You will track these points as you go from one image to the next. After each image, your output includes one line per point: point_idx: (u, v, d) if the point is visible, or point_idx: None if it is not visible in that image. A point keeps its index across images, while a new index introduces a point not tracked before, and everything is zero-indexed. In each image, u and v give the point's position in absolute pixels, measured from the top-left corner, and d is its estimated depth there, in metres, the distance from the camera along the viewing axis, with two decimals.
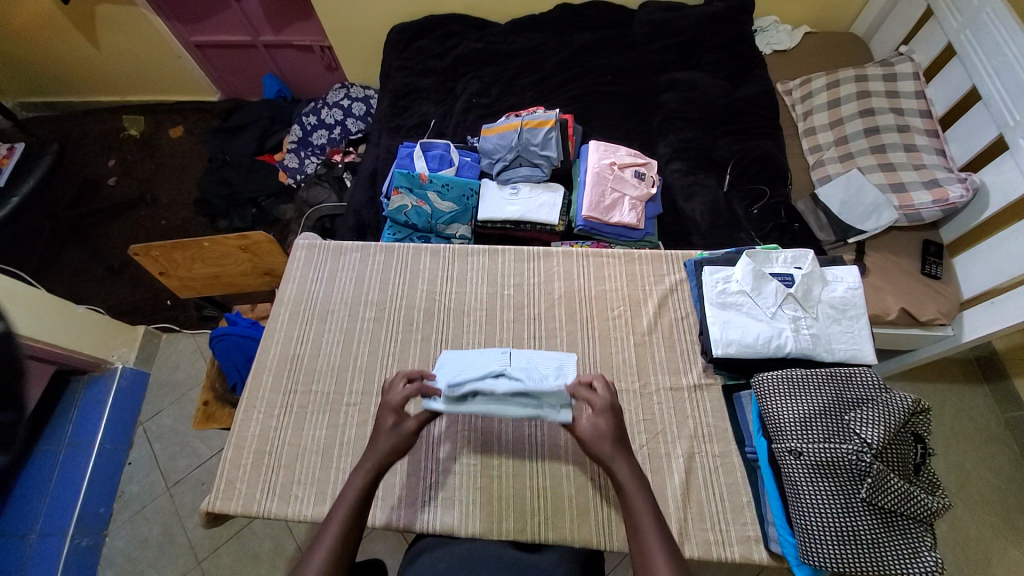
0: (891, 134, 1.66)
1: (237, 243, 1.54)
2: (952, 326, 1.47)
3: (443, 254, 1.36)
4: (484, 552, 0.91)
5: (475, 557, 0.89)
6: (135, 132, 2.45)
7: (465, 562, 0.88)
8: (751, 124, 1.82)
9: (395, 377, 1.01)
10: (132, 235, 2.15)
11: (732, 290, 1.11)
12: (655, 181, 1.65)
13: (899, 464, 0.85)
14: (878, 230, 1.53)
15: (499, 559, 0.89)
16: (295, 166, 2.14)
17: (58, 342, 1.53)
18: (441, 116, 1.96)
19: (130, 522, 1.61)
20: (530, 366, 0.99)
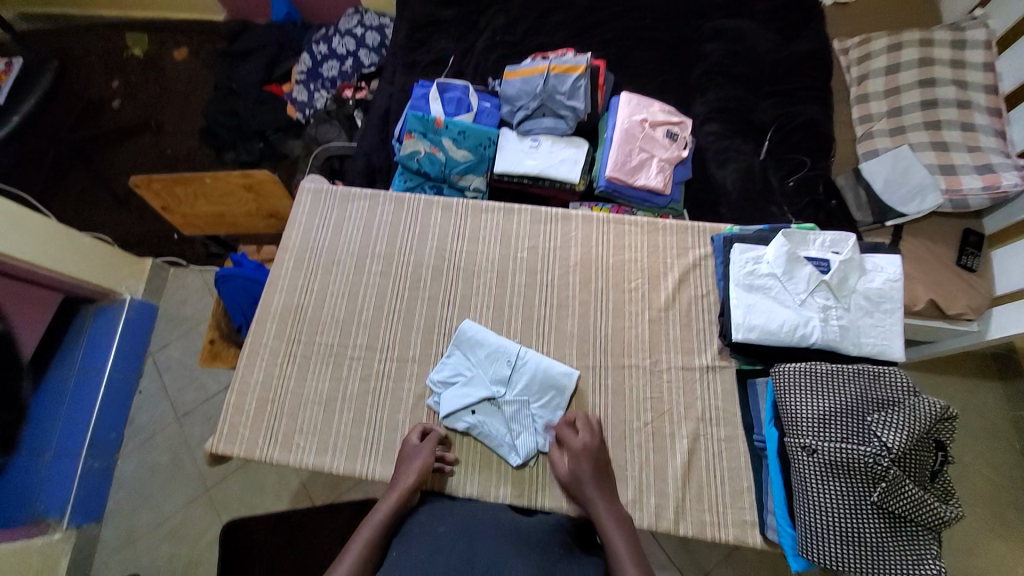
0: (949, 110, 1.50)
1: (241, 181, 1.46)
2: (978, 322, 1.39)
3: (456, 208, 1.29)
4: (482, 518, 0.91)
5: (475, 522, 0.88)
6: (138, 51, 2.30)
7: (466, 526, 0.87)
8: (800, 85, 1.66)
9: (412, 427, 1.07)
10: (137, 163, 2.08)
11: (761, 272, 1.04)
12: (687, 143, 1.54)
13: (916, 470, 0.83)
14: (921, 215, 1.42)
15: (498, 524, 0.89)
16: (304, 99, 2.00)
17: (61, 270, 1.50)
18: (461, 54, 1.81)
19: (141, 448, 1.67)
20: (516, 415, 1.07)
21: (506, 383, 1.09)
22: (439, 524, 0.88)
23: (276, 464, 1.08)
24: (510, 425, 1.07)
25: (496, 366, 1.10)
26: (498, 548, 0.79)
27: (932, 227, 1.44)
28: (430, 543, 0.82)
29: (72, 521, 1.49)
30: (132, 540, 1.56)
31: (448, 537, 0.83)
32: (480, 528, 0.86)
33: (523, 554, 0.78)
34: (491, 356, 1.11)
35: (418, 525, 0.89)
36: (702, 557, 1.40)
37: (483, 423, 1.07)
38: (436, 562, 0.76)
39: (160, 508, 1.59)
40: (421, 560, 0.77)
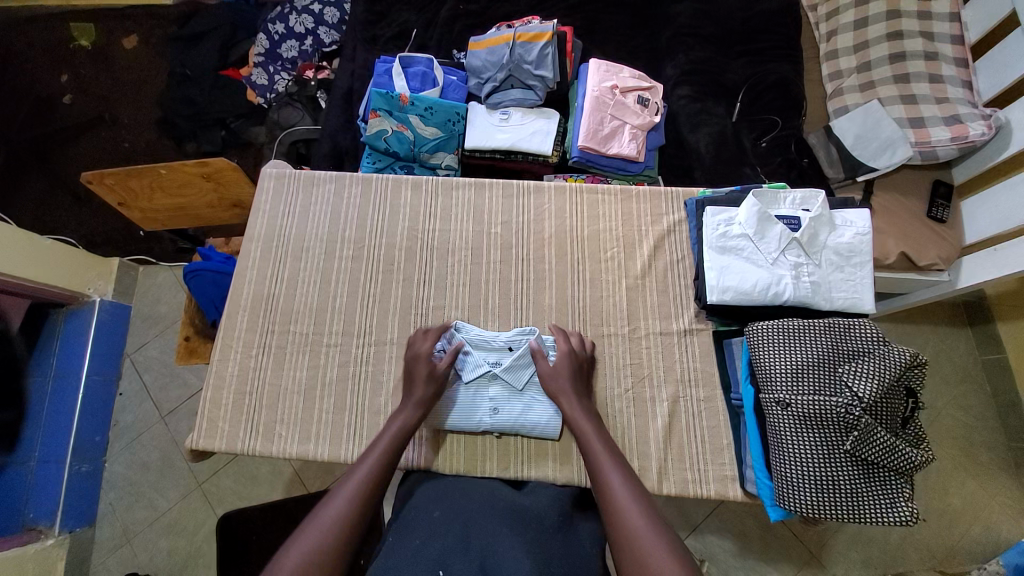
0: (917, 61, 1.50)
1: (199, 170, 1.41)
2: (949, 272, 1.42)
3: (425, 187, 1.25)
4: (475, 497, 0.90)
5: (470, 503, 0.87)
6: (85, 42, 2.15)
7: (462, 510, 0.85)
8: (769, 43, 1.64)
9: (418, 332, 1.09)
10: (96, 160, 1.98)
11: (733, 234, 1.04)
12: (659, 108, 1.50)
13: (888, 418, 0.85)
14: (891, 168, 1.42)
15: (493, 502, 0.87)
16: (264, 82, 1.91)
17: (20, 276, 1.44)
18: (423, 26, 1.75)
19: (128, 449, 1.64)
20: (472, 367, 1.07)
21: (490, 396, 1.06)
22: (434, 509, 0.87)
23: (260, 456, 1.07)
24: (477, 364, 1.07)
25: (499, 398, 1.06)
26: (493, 527, 0.79)
27: (901, 180, 1.45)
28: (425, 529, 0.80)
29: (65, 526, 1.48)
30: (129, 539, 1.55)
31: (444, 521, 0.82)
32: (475, 509, 0.85)
33: (519, 533, 0.78)
34: (508, 396, 1.06)
35: (414, 509, 0.88)
36: (692, 512, 1.47)
37: (472, 349, 1.09)
38: (430, 547, 0.75)
39: (154, 505, 1.58)
40: (417, 546, 0.76)
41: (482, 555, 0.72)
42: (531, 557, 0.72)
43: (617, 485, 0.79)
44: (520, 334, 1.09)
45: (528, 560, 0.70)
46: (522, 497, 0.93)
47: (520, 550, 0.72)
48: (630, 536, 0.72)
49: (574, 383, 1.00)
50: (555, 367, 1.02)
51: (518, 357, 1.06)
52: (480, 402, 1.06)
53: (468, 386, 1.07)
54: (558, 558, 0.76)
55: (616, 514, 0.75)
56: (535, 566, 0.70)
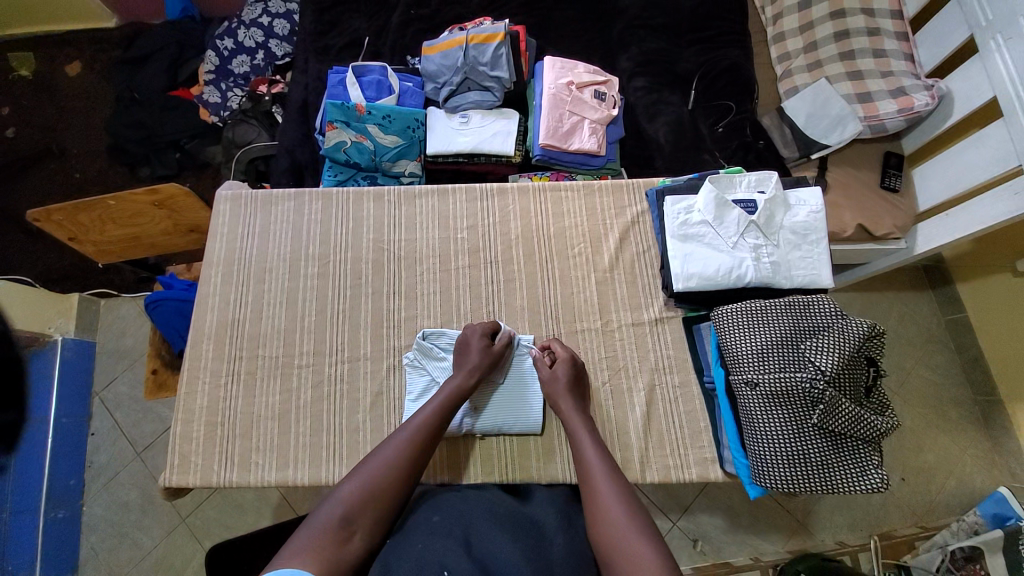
0: (860, 38, 1.55)
1: (148, 199, 1.36)
2: (905, 239, 1.47)
3: (387, 197, 1.24)
4: (473, 500, 0.86)
5: (469, 506, 0.83)
6: (24, 71, 2.06)
7: (462, 515, 0.80)
8: (717, 30, 1.67)
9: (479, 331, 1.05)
10: (45, 192, 1.89)
11: (693, 221, 1.06)
12: (616, 101, 1.52)
13: (852, 389, 0.88)
14: (842, 144, 1.47)
15: (477, 503, 0.85)
16: (217, 100, 1.86)
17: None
18: (375, 33, 1.72)
19: (106, 490, 1.58)
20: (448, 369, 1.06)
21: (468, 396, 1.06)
22: (434, 513, 0.81)
23: (238, 486, 1.05)
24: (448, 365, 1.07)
25: (478, 396, 1.06)
26: (494, 534, 0.76)
27: (853, 155, 1.50)
28: (424, 532, 0.76)
29: (45, 575, 1.42)
30: None
31: (444, 525, 0.77)
32: (473, 510, 0.82)
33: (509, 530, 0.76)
34: (487, 393, 1.06)
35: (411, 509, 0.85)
36: (682, 495, 1.50)
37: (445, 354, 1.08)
38: (433, 550, 0.71)
39: (139, 544, 1.53)
40: (420, 551, 0.71)
41: (482, 558, 0.71)
42: (529, 558, 0.72)
43: (604, 490, 0.81)
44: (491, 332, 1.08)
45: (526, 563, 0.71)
46: (521, 501, 0.91)
47: (519, 551, 0.72)
48: (611, 530, 0.75)
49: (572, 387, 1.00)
50: (555, 371, 1.02)
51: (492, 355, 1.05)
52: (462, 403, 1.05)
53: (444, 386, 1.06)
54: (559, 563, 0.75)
55: (594, 505, 0.79)
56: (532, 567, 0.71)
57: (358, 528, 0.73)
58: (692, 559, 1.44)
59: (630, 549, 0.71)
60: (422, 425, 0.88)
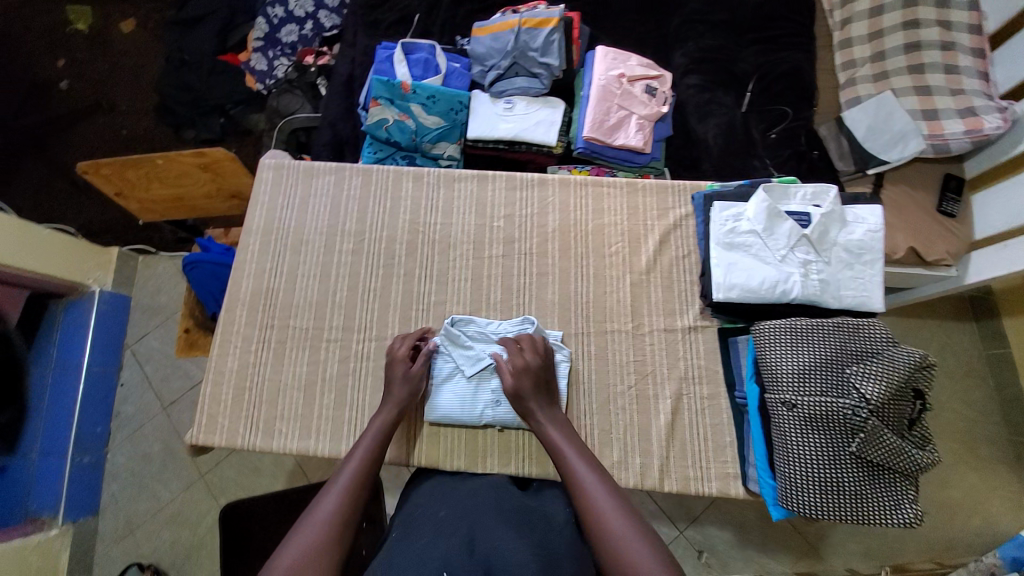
0: (932, 52, 1.45)
1: (195, 160, 1.38)
2: (956, 267, 1.39)
3: (427, 178, 1.23)
4: (480, 495, 0.86)
5: (477, 502, 0.82)
6: (81, 26, 2.11)
7: (466, 509, 0.80)
8: (780, 31, 1.60)
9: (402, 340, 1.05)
10: (93, 148, 1.95)
11: (742, 230, 1.02)
12: (667, 98, 1.47)
13: (895, 420, 0.84)
14: (902, 162, 1.39)
15: (483, 500, 0.84)
16: (263, 68, 1.88)
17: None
18: (426, 10, 1.70)
19: (130, 440, 1.64)
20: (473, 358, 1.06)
21: (492, 388, 1.05)
22: (440, 509, 0.82)
23: (259, 451, 1.07)
24: (471, 354, 1.06)
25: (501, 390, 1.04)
26: (499, 530, 0.74)
27: (911, 175, 1.42)
28: (430, 530, 0.76)
29: (67, 516, 1.49)
30: (132, 530, 1.56)
31: (449, 521, 0.77)
32: (481, 506, 0.81)
33: (511, 532, 0.74)
34: None
35: (418, 510, 0.85)
36: (693, 506, 1.47)
37: (471, 342, 1.07)
38: (436, 547, 0.70)
39: (156, 496, 1.59)
40: (423, 547, 0.71)
41: (487, 559, 0.67)
42: (534, 555, 0.70)
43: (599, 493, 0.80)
44: (520, 324, 1.08)
45: (534, 561, 0.68)
46: (528, 496, 0.90)
47: (526, 549, 0.70)
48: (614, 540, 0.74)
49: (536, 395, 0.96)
50: (515, 385, 0.96)
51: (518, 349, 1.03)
52: (484, 394, 1.05)
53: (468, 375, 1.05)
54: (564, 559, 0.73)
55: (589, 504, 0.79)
56: (540, 566, 0.69)
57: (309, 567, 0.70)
58: (696, 569, 1.42)
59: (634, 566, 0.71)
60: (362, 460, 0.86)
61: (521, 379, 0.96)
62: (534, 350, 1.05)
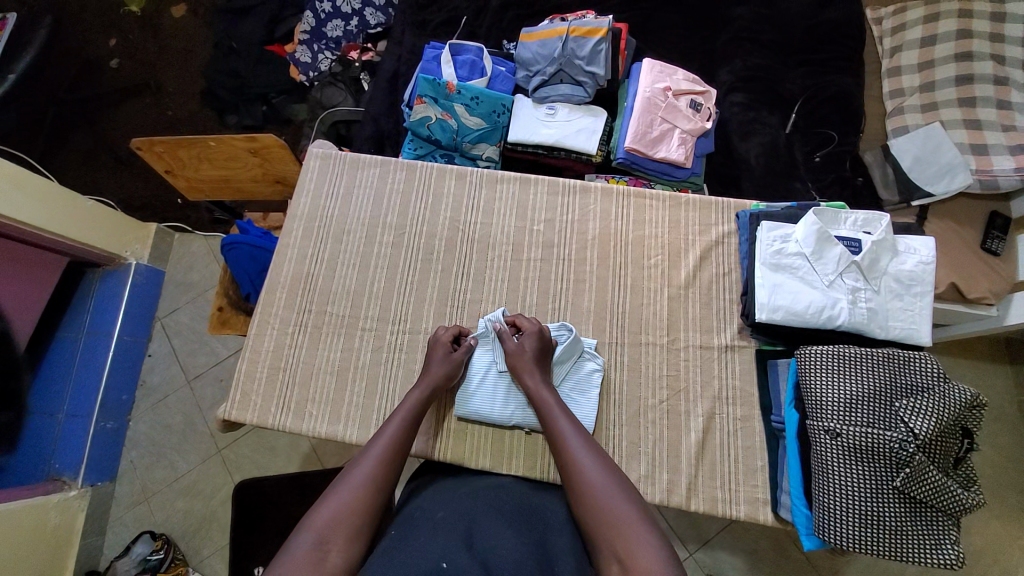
0: (985, 85, 1.42)
1: (246, 145, 1.41)
2: (997, 307, 1.34)
3: (470, 177, 1.24)
4: (482, 499, 0.84)
5: (475, 504, 0.81)
6: (135, 8, 2.17)
7: (466, 513, 0.79)
8: (829, 54, 1.58)
9: (443, 332, 1.07)
10: (139, 125, 2.01)
11: (789, 251, 1.01)
12: (711, 114, 1.46)
13: (942, 457, 0.82)
14: (948, 196, 1.37)
15: (502, 504, 0.82)
16: (308, 60, 1.92)
17: (26, 221, 1.35)
18: (474, 13, 1.72)
19: (152, 410, 1.67)
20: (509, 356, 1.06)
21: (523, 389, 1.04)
22: (439, 510, 0.80)
23: (288, 432, 1.08)
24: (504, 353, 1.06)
25: None
26: (498, 530, 0.73)
27: (957, 209, 1.38)
28: (428, 530, 0.74)
29: (87, 479, 1.51)
30: (147, 498, 1.59)
31: (447, 521, 0.76)
32: (481, 508, 0.80)
33: (523, 536, 0.73)
34: None
35: (419, 510, 0.82)
36: (707, 528, 1.45)
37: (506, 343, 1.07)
38: (433, 548, 0.68)
39: (173, 466, 1.61)
40: (423, 543, 0.70)
41: (484, 556, 0.66)
42: (532, 553, 0.68)
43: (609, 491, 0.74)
44: (557, 330, 1.07)
45: (533, 560, 0.66)
46: (540, 499, 0.88)
47: (524, 548, 0.68)
48: (622, 540, 0.67)
49: (539, 363, 1.00)
50: (522, 344, 1.01)
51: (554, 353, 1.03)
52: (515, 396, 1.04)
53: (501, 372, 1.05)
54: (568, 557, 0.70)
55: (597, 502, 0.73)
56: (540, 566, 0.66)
57: (334, 546, 0.68)
58: None
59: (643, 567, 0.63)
60: (398, 430, 0.87)
61: (528, 342, 1.01)
62: (569, 356, 1.05)
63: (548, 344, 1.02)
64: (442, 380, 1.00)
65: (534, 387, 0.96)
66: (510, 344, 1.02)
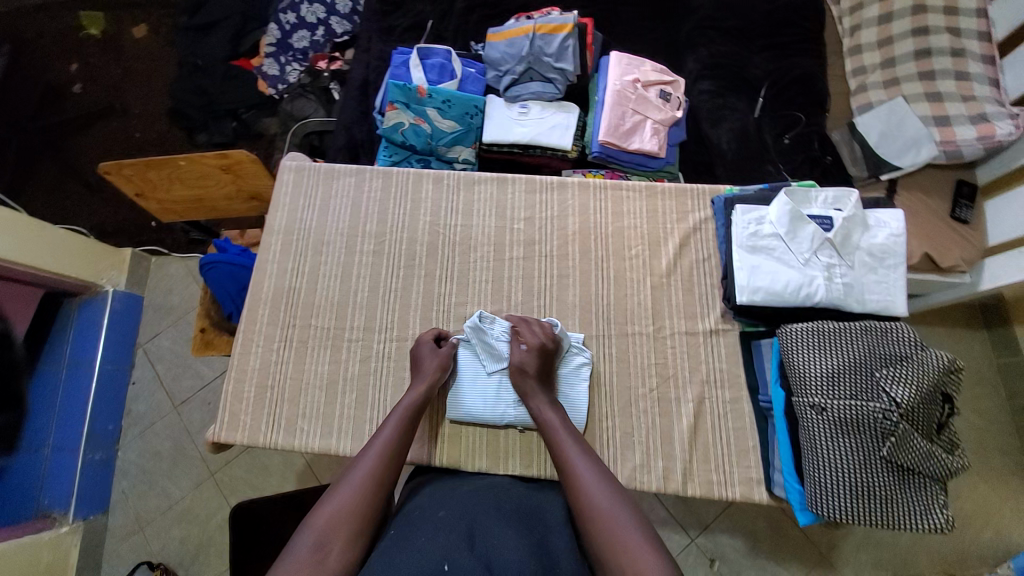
0: (943, 59, 1.46)
1: (216, 162, 1.38)
2: (970, 273, 1.38)
3: (447, 180, 1.24)
4: (482, 498, 0.84)
5: (475, 503, 0.82)
6: (94, 31, 2.12)
7: (466, 512, 0.78)
8: (792, 37, 1.61)
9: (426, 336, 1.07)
10: (106, 149, 1.96)
11: (764, 233, 1.03)
12: (681, 103, 1.48)
13: (925, 424, 0.84)
14: (914, 168, 1.41)
15: (501, 503, 0.82)
16: (275, 73, 1.88)
17: None
18: (439, 16, 1.72)
19: (140, 438, 1.64)
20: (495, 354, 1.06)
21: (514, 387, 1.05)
22: (439, 509, 0.80)
23: (280, 450, 1.07)
24: (491, 351, 1.06)
25: None
26: (499, 529, 0.73)
27: (926, 181, 1.42)
28: (429, 528, 0.74)
29: (78, 514, 1.48)
30: (141, 527, 1.55)
31: (448, 520, 0.76)
32: (481, 508, 0.80)
33: (525, 534, 0.73)
34: None
35: (417, 509, 0.82)
36: (704, 512, 1.47)
37: (493, 342, 1.06)
38: (436, 546, 0.68)
39: (167, 493, 1.58)
40: (423, 542, 0.70)
41: (486, 556, 0.67)
42: (532, 551, 0.69)
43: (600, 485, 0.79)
44: (543, 325, 1.07)
45: (534, 560, 0.66)
46: (539, 497, 0.88)
47: (524, 548, 0.68)
48: (613, 538, 0.71)
49: (542, 380, 0.99)
50: (523, 360, 0.99)
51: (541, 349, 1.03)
52: (507, 393, 1.04)
53: (490, 371, 1.06)
54: (564, 557, 0.71)
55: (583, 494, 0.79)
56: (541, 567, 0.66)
57: (333, 547, 0.69)
58: None
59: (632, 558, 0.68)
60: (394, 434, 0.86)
61: (530, 358, 1.00)
62: (557, 352, 1.05)
63: (553, 358, 1.01)
64: (439, 377, 1.00)
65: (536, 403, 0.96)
66: (515, 358, 1.00)
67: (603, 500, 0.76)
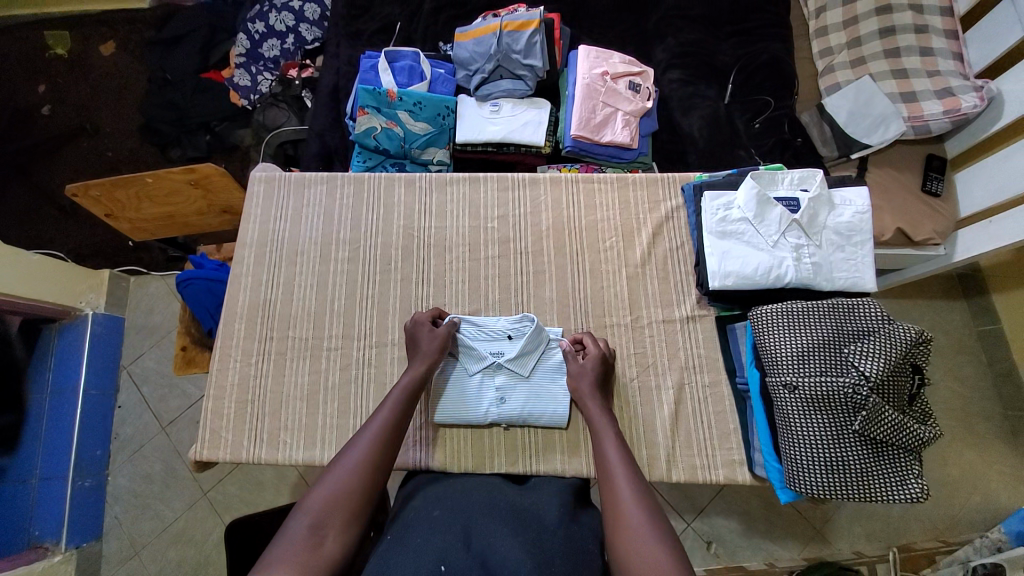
0: (907, 35, 1.48)
1: (184, 177, 1.37)
2: (944, 245, 1.41)
3: (419, 183, 1.23)
4: (473, 497, 0.84)
5: (470, 502, 0.82)
6: (61, 51, 2.09)
7: (459, 514, 0.78)
8: (758, 22, 1.62)
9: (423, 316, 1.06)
10: (79, 170, 1.93)
11: (733, 218, 1.04)
12: (650, 93, 1.49)
13: (896, 396, 0.86)
14: (884, 145, 1.42)
15: (492, 502, 0.83)
16: (247, 83, 1.87)
17: None
18: (407, 18, 1.71)
19: (131, 461, 1.62)
20: (474, 354, 1.06)
21: (496, 385, 1.05)
22: (434, 509, 0.81)
23: (265, 463, 1.06)
24: (469, 352, 1.06)
25: (505, 387, 1.05)
26: (493, 529, 0.73)
27: (896, 156, 1.44)
28: (423, 529, 0.74)
29: (71, 542, 1.46)
30: (136, 551, 1.54)
31: (443, 520, 0.76)
32: (474, 507, 0.80)
33: (519, 533, 0.73)
34: (515, 383, 1.05)
35: (412, 510, 0.82)
36: (699, 496, 1.48)
37: (471, 343, 1.06)
38: (432, 545, 0.69)
39: (161, 515, 1.57)
40: (419, 544, 0.70)
41: (482, 555, 0.67)
42: (521, 547, 0.69)
43: (626, 491, 0.76)
44: (519, 321, 1.07)
45: (529, 560, 0.66)
46: (523, 495, 0.88)
47: (521, 547, 0.67)
48: (632, 542, 0.69)
49: (596, 380, 0.99)
50: (583, 365, 1.00)
51: (519, 348, 1.04)
52: (489, 393, 1.05)
53: (471, 372, 1.06)
54: (557, 555, 0.70)
55: (614, 501, 0.76)
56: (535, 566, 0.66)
57: (329, 531, 0.68)
58: (704, 560, 1.43)
59: (653, 565, 0.65)
60: (386, 421, 0.84)
61: (589, 362, 1.01)
62: (537, 346, 1.06)
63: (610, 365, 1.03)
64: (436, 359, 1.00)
65: (584, 397, 0.97)
66: (574, 364, 1.02)
67: (632, 504, 0.74)
